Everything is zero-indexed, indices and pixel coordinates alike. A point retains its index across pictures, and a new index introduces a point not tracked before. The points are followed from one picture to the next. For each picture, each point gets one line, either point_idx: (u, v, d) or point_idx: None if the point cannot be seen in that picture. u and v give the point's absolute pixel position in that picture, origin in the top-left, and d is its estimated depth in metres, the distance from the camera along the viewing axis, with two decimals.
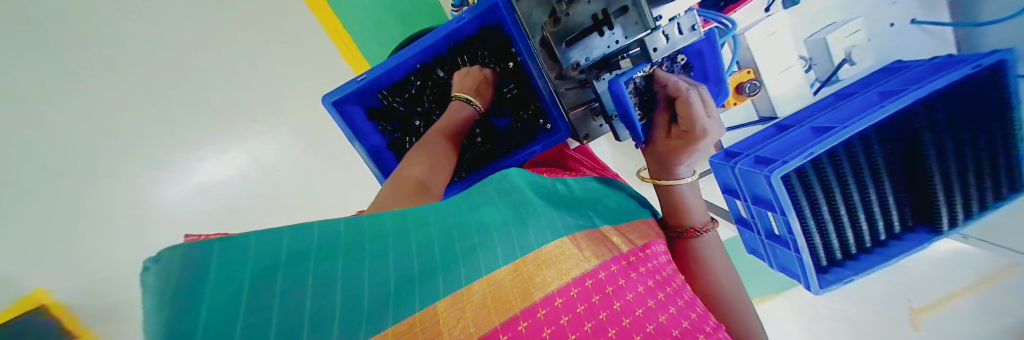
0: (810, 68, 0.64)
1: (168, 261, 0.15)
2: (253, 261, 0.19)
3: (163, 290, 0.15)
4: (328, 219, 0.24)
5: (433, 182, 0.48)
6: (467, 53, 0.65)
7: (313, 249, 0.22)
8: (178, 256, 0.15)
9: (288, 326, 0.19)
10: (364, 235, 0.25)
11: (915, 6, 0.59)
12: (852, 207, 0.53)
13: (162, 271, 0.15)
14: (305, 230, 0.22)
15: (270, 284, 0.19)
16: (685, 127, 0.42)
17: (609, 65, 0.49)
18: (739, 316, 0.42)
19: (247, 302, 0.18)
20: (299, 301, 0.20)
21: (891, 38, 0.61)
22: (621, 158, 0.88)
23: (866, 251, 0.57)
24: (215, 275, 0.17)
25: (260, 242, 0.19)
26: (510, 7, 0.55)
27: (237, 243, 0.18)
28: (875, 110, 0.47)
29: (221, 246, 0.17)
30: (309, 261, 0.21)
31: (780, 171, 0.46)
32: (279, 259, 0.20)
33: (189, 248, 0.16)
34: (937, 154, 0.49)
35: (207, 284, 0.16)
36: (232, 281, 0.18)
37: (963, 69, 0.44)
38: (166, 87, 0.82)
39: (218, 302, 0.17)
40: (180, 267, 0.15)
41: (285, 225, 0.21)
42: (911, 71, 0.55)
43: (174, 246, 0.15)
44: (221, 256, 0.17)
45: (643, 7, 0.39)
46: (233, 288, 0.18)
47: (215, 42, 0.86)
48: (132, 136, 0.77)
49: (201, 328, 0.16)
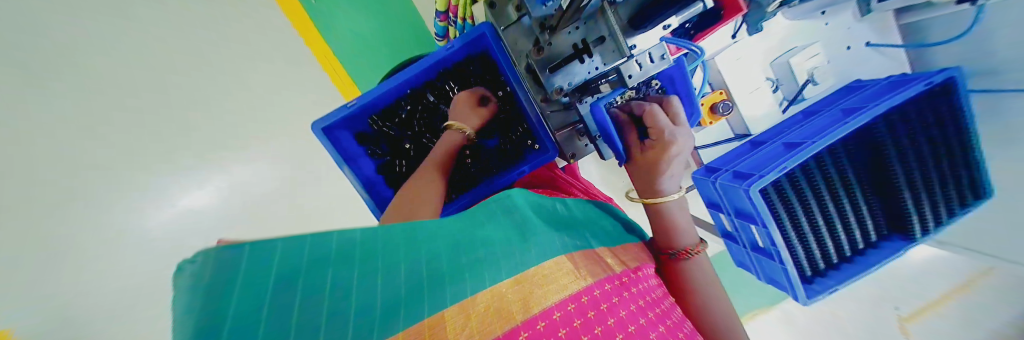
0: (777, 89, 0.69)
1: (201, 261, 0.17)
2: (278, 266, 0.20)
3: (195, 287, 0.17)
4: (344, 228, 0.25)
5: (428, 192, 0.51)
6: (455, 79, 0.67)
7: (332, 256, 0.23)
8: (210, 256, 0.18)
9: (305, 325, 0.20)
10: (379, 245, 0.26)
11: (867, 31, 0.64)
12: (829, 218, 0.55)
13: (196, 269, 0.17)
14: (326, 239, 0.24)
15: (292, 289, 0.21)
16: (656, 137, 0.47)
17: (591, 90, 0.52)
18: (716, 318, 0.43)
19: (270, 303, 0.19)
20: (317, 305, 0.21)
21: (849, 60, 0.66)
22: (610, 176, 0.90)
23: (847, 260, 0.59)
24: (242, 277, 0.19)
25: (285, 248, 0.21)
26: (497, 36, 0.58)
27: (265, 247, 0.20)
28: (839, 125, 0.51)
29: (250, 250, 0.19)
30: (327, 268, 0.22)
31: (757, 185, 0.48)
32: (301, 266, 0.21)
33: (218, 249, 0.18)
34: (901, 164, 0.52)
35: (233, 288, 0.18)
36: (259, 282, 0.19)
37: (916, 87, 0.49)
38: (161, 115, 0.83)
39: (244, 302, 0.19)
40: (212, 269, 0.18)
41: (308, 234, 0.23)
42: (871, 88, 0.60)
43: (205, 249, 0.18)
44: (249, 260, 0.19)
45: (618, 37, 0.41)
46: (258, 291, 0.19)
47: (202, 69, 0.87)
48: (109, 167, 0.77)
49: (226, 324, 0.18)
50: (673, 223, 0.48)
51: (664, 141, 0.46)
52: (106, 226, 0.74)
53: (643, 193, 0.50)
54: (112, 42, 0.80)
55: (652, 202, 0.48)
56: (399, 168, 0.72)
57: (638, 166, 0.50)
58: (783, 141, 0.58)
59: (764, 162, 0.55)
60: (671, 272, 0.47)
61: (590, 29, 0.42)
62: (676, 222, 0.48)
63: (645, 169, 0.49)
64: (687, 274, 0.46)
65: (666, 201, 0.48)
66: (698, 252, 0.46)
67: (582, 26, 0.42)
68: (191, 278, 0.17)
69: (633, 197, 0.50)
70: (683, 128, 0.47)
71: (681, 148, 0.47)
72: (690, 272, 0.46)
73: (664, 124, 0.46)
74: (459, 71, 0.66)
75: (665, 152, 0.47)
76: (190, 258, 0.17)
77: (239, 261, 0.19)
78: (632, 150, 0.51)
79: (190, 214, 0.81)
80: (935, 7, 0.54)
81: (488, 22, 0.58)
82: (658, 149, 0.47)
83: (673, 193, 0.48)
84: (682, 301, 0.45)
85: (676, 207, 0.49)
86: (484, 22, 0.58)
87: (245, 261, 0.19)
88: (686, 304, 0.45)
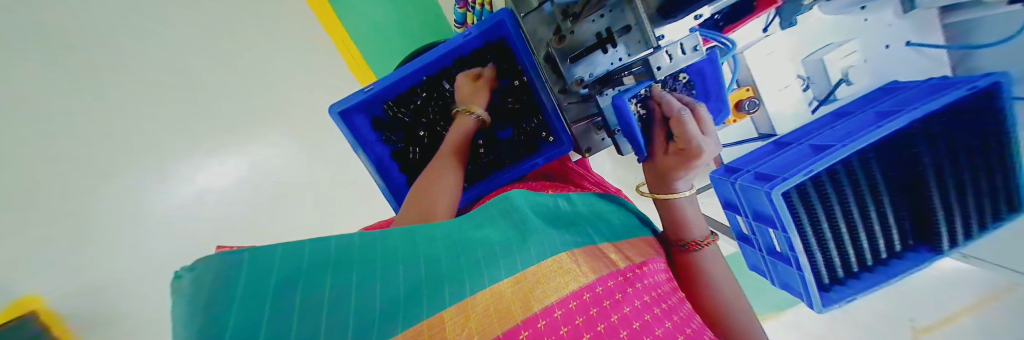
0: (808, 87, 0.66)
1: (201, 268, 0.18)
2: (278, 271, 0.21)
3: (198, 292, 0.18)
4: (341, 234, 0.26)
5: (444, 181, 0.48)
6: (471, 67, 0.66)
7: (331, 260, 0.24)
8: (210, 262, 0.19)
9: (304, 330, 0.20)
10: (376, 248, 0.27)
11: (908, 28, 0.60)
12: (852, 225, 0.53)
13: (197, 276, 0.18)
14: (324, 245, 0.25)
15: (291, 292, 0.21)
16: (682, 145, 0.43)
17: (613, 82, 0.50)
18: (730, 312, 0.42)
19: (269, 307, 0.20)
20: (316, 310, 0.21)
21: (886, 60, 0.63)
22: (624, 172, 0.88)
23: (869, 269, 0.57)
24: (243, 283, 0.20)
25: (283, 254, 0.22)
26: (516, 24, 0.56)
27: (265, 253, 0.21)
28: (872, 130, 0.48)
29: (249, 256, 0.20)
30: (326, 271, 0.23)
31: (780, 188, 0.46)
32: (300, 270, 0.22)
33: (218, 258, 0.19)
34: (934, 173, 0.50)
35: (233, 294, 0.19)
36: (260, 287, 0.20)
37: (959, 91, 0.45)
38: (186, 95, 0.85)
39: (245, 305, 0.19)
40: (212, 275, 0.18)
41: (306, 239, 0.24)
42: (910, 90, 0.56)
43: (206, 256, 0.19)
44: (250, 265, 0.20)
45: (644, 24, 0.39)
46: (258, 295, 0.20)
47: (222, 51, 0.88)
48: (136, 144, 0.80)
49: (228, 329, 0.18)
50: (683, 217, 0.47)
51: (689, 149, 0.42)
52: (133, 201, 0.78)
53: (657, 191, 0.49)
54: (137, 20, 0.82)
55: (663, 198, 0.47)
56: (413, 155, 0.73)
57: (658, 166, 0.47)
58: (809, 144, 0.56)
59: (788, 165, 0.53)
60: (683, 265, 0.47)
61: (615, 17, 0.41)
62: (686, 216, 0.47)
63: (665, 173, 0.46)
64: (699, 266, 0.46)
65: (673, 198, 0.47)
66: (707, 244, 0.46)
67: (608, 14, 0.40)
68: (192, 286, 0.18)
69: (644, 192, 0.50)
70: (711, 135, 0.43)
71: (707, 158, 0.43)
72: (700, 265, 0.46)
73: (692, 134, 0.41)
74: (476, 59, 0.65)
75: (688, 161, 0.43)
76: (189, 266, 0.18)
77: (239, 267, 0.20)
78: (655, 149, 0.48)
79: (211, 192, 0.84)
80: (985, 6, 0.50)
81: (507, 9, 0.57)
82: (681, 156, 0.44)
83: (686, 191, 0.47)
84: (691, 295, 0.45)
85: (687, 201, 0.48)
86: (504, 9, 0.57)
87: (246, 267, 0.20)
88: (697, 299, 0.44)
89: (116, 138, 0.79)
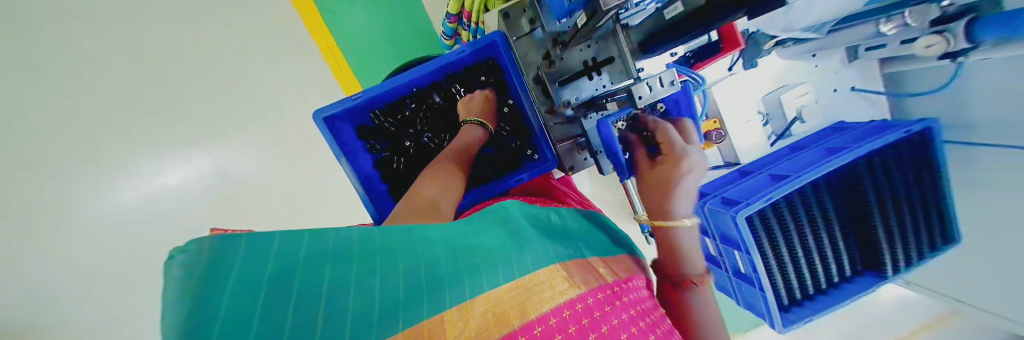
0: (766, 122, 0.71)
1: (195, 252, 0.17)
2: (273, 259, 0.20)
3: (184, 282, 0.17)
4: (341, 226, 0.25)
5: (446, 202, 0.48)
6: (462, 83, 0.69)
7: (330, 251, 0.23)
8: (205, 247, 0.17)
9: (302, 326, 0.20)
10: (375, 243, 0.26)
11: (854, 76, 0.68)
12: (808, 250, 0.58)
13: (186, 260, 0.17)
14: (323, 236, 0.24)
15: (288, 285, 0.20)
16: (665, 152, 0.46)
17: (597, 107, 0.52)
18: None
19: (264, 298, 0.19)
20: (313, 304, 0.21)
21: (835, 101, 0.70)
22: (603, 192, 0.92)
23: (823, 292, 0.62)
24: (235, 275, 0.18)
25: (280, 242, 0.21)
26: (508, 45, 0.59)
27: (260, 239, 0.20)
28: (823, 163, 0.53)
29: (244, 245, 0.19)
30: (324, 262, 0.22)
31: (744, 212, 0.50)
32: (297, 261, 0.21)
33: (215, 240, 0.18)
34: (879, 206, 0.56)
35: (225, 285, 0.18)
36: (254, 277, 0.19)
37: (897, 133, 0.51)
38: (140, 84, 0.75)
39: (238, 296, 0.18)
40: (204, 261, 0.17)
41: (305, 230, 0.23)
42: (855, 130, 0.64)
43: (198, 238, 0.17)
44: (245, 251, 0.19)
45: (626, 57, 0.43)
46: (253, 285, 0.19)
47: (190, 43, 0.82)
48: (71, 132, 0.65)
49: (218, 326, 0.17)
50: (676, 248, 0.42)
51: (676, 154, 0.45)
52: (107, 198, 0.65)
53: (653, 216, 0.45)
54: (139, 22, 0.77)
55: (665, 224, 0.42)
56: (398, 164, 0.73)
57: (650, 185, 0.47)
58: (769, 173, 0.61)
59: (753, 191, 0.57)
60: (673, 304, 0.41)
61: (601, 49, 0.45)
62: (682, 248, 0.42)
63: (665, 182, 0.45)
64: (692, 309, 0.39)
65: (678, 225, 0.41)
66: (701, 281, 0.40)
67: (594, 45, 0.45)
68: (181, 270, 0.17)
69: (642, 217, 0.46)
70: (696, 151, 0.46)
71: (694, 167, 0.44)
72: (693, 306, 0.39)
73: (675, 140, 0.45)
74: (469, 75, 0.68)
75: (677, 167, 0.44)
76: (181, 248, 0.17)
77: (234, 253, 0.19)
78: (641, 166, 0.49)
79: (167, 195, 0.72)
80: (917, 60, 0.58)
81: (500, 31, 0.59)
82: (668, 163, 0.45)
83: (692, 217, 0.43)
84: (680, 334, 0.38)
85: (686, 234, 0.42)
86: (497, 32, 0.59)
87: (240, 252, 0.19)
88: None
89: (112, 128, 0.70)
